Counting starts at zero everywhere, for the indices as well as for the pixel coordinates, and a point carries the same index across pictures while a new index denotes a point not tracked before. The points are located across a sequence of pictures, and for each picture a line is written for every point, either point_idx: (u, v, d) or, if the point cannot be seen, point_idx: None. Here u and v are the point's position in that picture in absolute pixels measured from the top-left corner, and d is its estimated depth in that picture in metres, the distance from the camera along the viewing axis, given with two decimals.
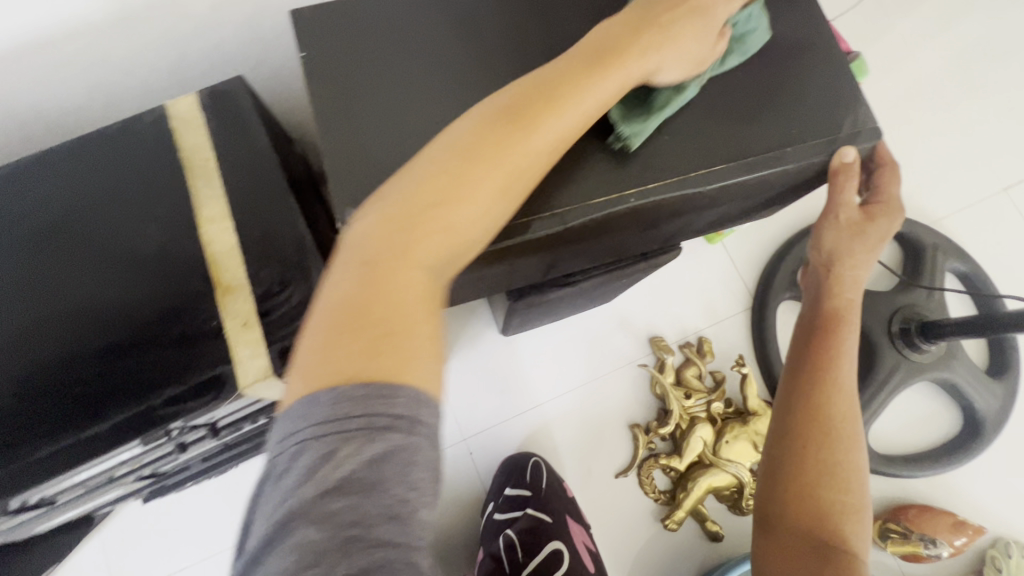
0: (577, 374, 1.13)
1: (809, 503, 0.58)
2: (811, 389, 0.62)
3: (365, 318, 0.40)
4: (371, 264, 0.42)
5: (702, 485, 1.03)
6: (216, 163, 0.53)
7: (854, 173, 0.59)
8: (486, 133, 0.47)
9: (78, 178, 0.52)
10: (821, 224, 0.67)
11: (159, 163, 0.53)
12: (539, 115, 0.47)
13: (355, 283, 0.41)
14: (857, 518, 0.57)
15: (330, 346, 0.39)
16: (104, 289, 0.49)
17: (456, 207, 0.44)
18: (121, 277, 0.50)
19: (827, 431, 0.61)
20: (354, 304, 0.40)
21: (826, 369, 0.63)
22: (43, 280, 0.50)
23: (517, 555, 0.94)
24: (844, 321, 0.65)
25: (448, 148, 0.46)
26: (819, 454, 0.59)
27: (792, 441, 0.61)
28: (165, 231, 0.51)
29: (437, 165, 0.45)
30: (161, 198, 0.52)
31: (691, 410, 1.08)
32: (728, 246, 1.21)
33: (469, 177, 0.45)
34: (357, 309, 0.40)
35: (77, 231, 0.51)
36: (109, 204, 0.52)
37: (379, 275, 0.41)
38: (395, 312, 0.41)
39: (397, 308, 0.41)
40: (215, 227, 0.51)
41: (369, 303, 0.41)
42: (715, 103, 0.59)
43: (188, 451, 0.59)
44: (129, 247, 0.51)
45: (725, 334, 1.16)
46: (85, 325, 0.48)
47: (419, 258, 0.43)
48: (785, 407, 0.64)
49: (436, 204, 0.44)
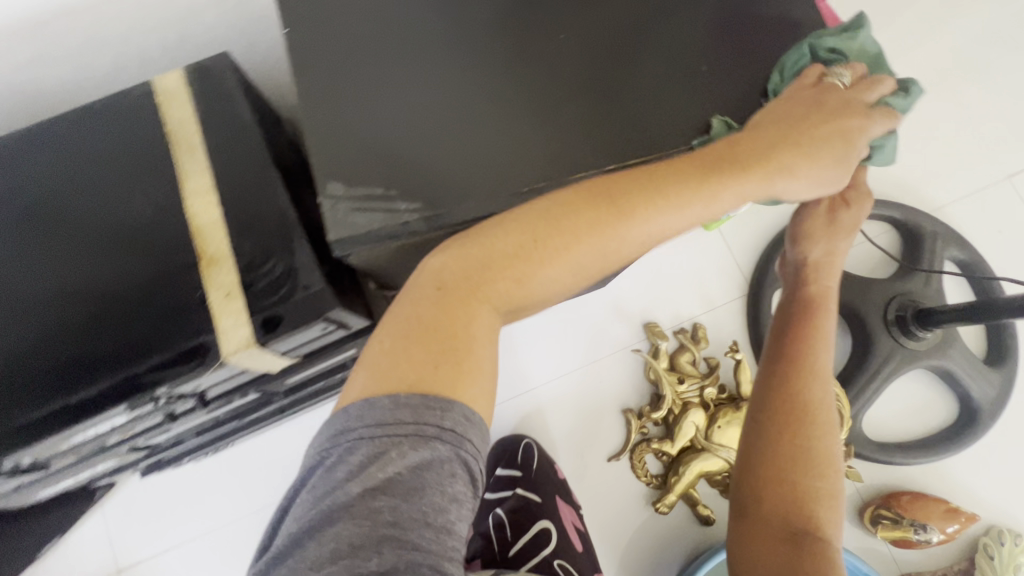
0: (570, 359, 1.13)
1: (785, 488, 0.59)
2: (787, 376, 0.63)
3: (435, 340, 0.48)
4: (465, 293, 0.49)
5: (694, 470, 1.04)
6: (201, 138, 0.54)
7: (848, 144, 0.59)
8: (547, 216, 0.51)
9: (76, 156, 0.55)
10: (797, 211, 0.71)
11: (149, 140, 0.55)
12: (557, 258, 0.50)
13: (421, 324, 0.48)
14: (834, 503, 0.59)
15: (402, 356, 0.47)
16: (99, 261, 0.52)
17: (526, 261, 0.50)
18: (114, 249, 0.52)
19: (804, 417, 0.62)
20: (431, 333, 0.48)
21: (804, 356, 0.64)
22: (43, 252, 0.53)
23: (506, 534, 1.01)
24: (821, 306, 0.68)
25: (540, 214, 0.51)
26: (795, 440, 0.61)
27: (769, 427, 0.62)
28: (154, 205, 0.53)
29: (547, 221, 0.51)
30: (150, 174, 0.54)
31: (684, 395, 1.08)
32: (725, 233, 1.20)
33: (485, 316, 0.49)
34: (437, 336, 0.48)
35: (74, 206, 0.54)
36: (104, 180, 0.54)
37: (454, 325, 0.49)
38: (468, 356, 0.48)
39: (456, 356, 0.48)
40: (199, 202, 0.53)
41: (445, 335, 0.48)
42: None
43: (181, 421, 0.62)
44: (122, 221, 0.53)
45: (720, 321, 1.16)
46: (80, 294, 0.51)
47: (493, 293, 0.50)
48: (762, 393, 0.65)
49: (512, 260, 0.50)
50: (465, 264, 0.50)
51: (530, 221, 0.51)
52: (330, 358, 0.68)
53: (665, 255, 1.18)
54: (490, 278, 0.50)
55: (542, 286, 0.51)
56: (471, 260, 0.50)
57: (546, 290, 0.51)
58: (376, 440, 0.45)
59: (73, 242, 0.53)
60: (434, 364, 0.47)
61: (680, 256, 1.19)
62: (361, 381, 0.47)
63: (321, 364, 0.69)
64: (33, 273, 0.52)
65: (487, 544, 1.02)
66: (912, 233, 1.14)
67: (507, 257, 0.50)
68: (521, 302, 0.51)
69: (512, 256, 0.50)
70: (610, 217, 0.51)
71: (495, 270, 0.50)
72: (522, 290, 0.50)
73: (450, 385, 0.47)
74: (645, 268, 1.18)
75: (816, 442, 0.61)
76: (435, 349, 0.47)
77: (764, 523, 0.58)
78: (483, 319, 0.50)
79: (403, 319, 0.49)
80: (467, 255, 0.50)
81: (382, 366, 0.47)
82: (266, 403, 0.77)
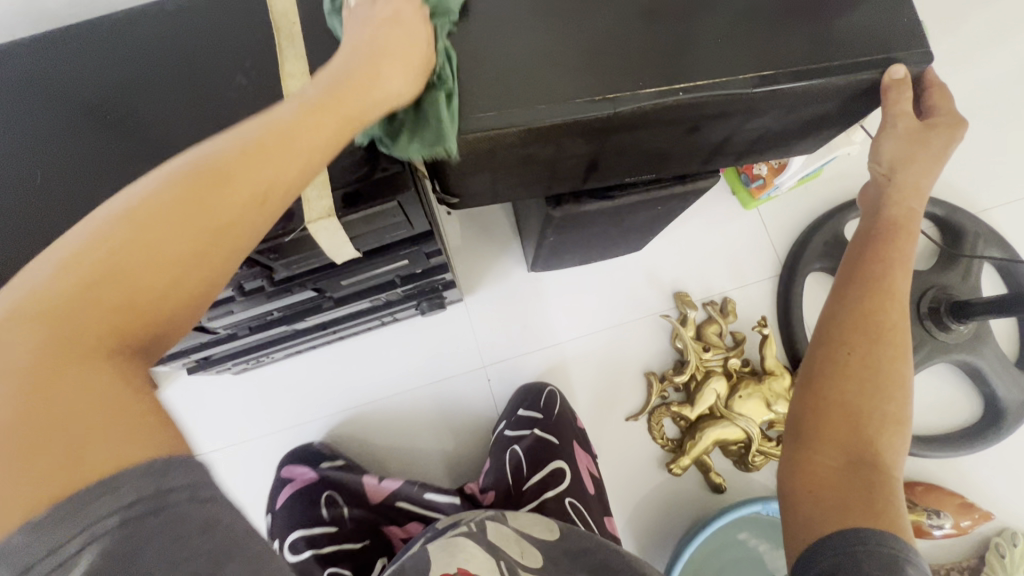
0: (598, 319, 1.16)
1: (846, 414, 0.57)
2: (861, 295, 0.60)
3: (43, 420, 0.30)
4: (130, 313, 0.34)
5: (711, 436, 1.06)
6: (299, 26, 0.58)
7: (905, 88, 0.59)
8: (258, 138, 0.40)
9: (185, 32, 0.59)
10: (876, 137, 0.64)
11: (253, 27, 0.59)
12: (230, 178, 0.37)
13: (26, 393, 0.30)
14: (897, 430, 0.57)
15: (30, 351, 0.31)
16: (200, 128, 0.57)
17: (239, 174, 0.38)
18: (215, 119, 0.57)
19: (875, 338, 0.59)
20: (47, 412, 0.31)
21: (882, 276, 0.60)
22: (148, 115, 0.57)
23: (522, 471, 1.00)
24: (904, 229, 0.62)
25: (233, 155, 0.39)
26: (863, 364, 0.58)
27: (837, 349, 0.59)
28: (254, 85, 0.58)
29: (226, 167, 0.37)
30: (252, 57, 0.58)
31: (708, 363, 1.10)
32: (763, 213, 1.21)
33: (198, 210, 0.36)
34: (52, 373, 0.31)
35: (181, 76, 0.58)
36: (209, 58, 0.59)
37: (46, 387, 0.31)
38: (74, 426, 0.31)
39: (83, 417, 0.31)
40: (295, 84, 0.56)
41: (129, 286, 0.34)
42: (772, 13, 0.59)
43: (245, 301, 0.67)
44: (223, 94, 0.57)
45: (750, 297, 1.17)
46: (182, 156, 0.56)
47: (138, 265, 0.34)
48: (832, 317, 0.62)
49: (213, 231, 0.37)
50: (157, 222, 0.35)
51: (178, 178, 0.36)
52: (385, 266, 0.73)
53: (701, 229, 1.20)
54: (106, 274, 0.33)
55: (249, 188, 0.38)
56: (105, 247, 0.34)
57: (179, 269, 0.35)
58: (88, 520, 0.31)
59: (176, 109, 0.57)
60: (51, 397, 0.31)
61: (717, 231, 1.20)
62: (1, 443, 0.30)
63: (376, 272, 0.73)
64: (140, 132, 0.57)
65: (501, 478, 1.01)
66: (952, 231, 1.14)
67: (86, 270, 0.33)
68: (230, 229, 0.37)
69: (93, 269, 0.33)
70: (297, 128, 0.41)
71: (54, 403, 0.31)
72: (214, 205, 0.36)
73: (181, 239, 0.35)
74: (681, 239, 1.19)
75: (885, 365, 0.58)
76: (77, 326, 0.32)
77: (819, 450, 0.56)
78: (27, 315, 0.32)
79: (50, 399, 0.31)
80: (112, 233, 0.34)
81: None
82: (316, 310, 0.82)
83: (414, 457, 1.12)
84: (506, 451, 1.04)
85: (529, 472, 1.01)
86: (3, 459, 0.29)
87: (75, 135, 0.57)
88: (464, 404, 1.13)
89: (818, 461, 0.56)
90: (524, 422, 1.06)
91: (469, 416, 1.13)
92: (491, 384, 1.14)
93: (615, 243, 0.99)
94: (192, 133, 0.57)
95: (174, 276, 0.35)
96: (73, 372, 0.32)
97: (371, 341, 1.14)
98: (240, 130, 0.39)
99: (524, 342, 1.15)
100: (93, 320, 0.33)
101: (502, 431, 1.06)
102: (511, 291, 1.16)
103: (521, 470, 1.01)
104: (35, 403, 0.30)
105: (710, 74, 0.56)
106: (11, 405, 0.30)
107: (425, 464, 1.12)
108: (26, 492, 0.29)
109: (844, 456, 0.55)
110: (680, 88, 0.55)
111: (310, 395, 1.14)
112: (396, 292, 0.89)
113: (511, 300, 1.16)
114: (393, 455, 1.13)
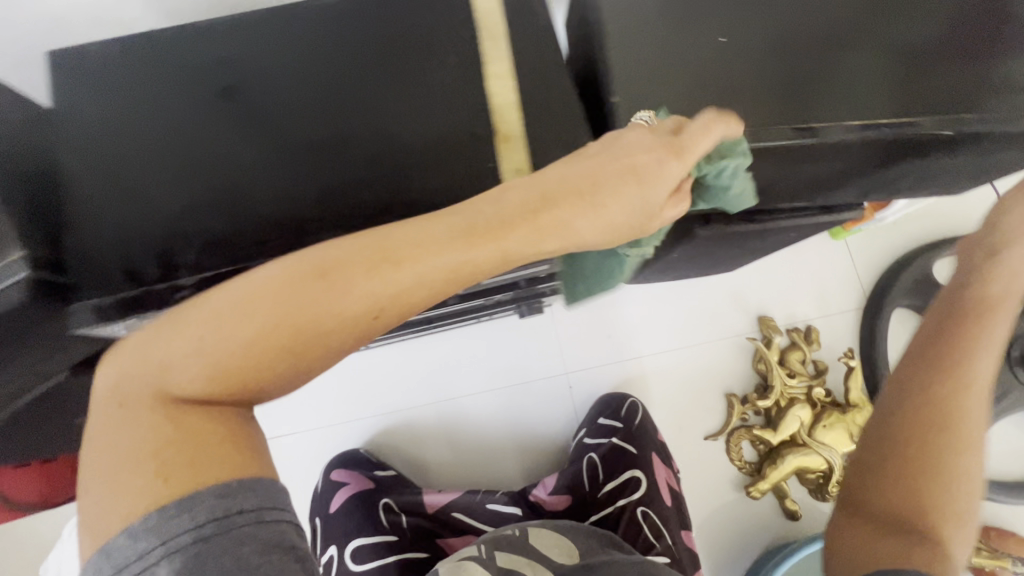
0: (681, 336, 1.16)
1: (933, 450, 0.57)
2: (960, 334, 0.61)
3: (205, 443, 0.37)
4: (295, 342, 0.38)
5: (792, 463, 1.06)
6: (505, 30, 0.62)
7: None
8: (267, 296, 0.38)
9: (393, 21, 0.63)
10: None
11: (456, 24, 0.62)
12: (316, 356, 0.39)
13: (219, 372, 0.38)
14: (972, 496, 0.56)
15: (129, 478, 0.36)
16: (408, 115, 0.60)
17: (350, 278, 0.38)
18: (422, 108, 0.60)
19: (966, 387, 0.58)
20: (196, 433, 0.37)
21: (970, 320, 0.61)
22: (360, 99, 0.61)
23: (599, 477, 1.03)
24: None
25: (235, 305, 0.38)
26: (950, 405, 0.58)
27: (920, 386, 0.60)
28: (461, 78, 0.61)
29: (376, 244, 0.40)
30: (456, 53, 0.62)
31: (791, 391, 1.10)
32: (851, 245, 1.21)
33: (265, 373, 0.38)
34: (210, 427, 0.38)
35: (390, 64, 0.62)
36: (415, 48, 0.62)
37: (192, 453, 0.37)
38: (202, 450, 0.37)
39: (204, 439, 0.37)
40: (499, 84, 0.60)
41: (196, 443, 0.37)
42: (956, 59, 0.61)
43: None
44: (430, 85, 0.61)
45: (834, 327, 1.17)
46: (391, 138, 0.59)
47: (309, 328, 0.38)
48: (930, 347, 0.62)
49: (333, 332, 0.39)
50: (271, 337, 0.37)
51: (274, 305, 0.38)
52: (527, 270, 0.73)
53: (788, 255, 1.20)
54: (290, 333, 0.38)
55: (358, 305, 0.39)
56: (219, 346, 0.37)
57: (309, 318, 0.38)
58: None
59: (384, 95, 0.61)
60: (218, 431, 0.38)
61: (804, 259, 1.20)
62: (90, 509, 0.36)
63: (515, 274, 0.74)
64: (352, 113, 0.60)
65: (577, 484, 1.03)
66: None
67: (277, 334, 0.37)
68: (351, 331, 0.39)
69: (272, 322, 0.37)
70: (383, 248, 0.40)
71: (233, 362, 0.38)
72: (335, 298, 0.38)
73: (214, 474, 0.37)
74: (768, 264, 1.19)
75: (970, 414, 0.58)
76: (270, 345, 0.38)
77: (899, 478, 0.57)
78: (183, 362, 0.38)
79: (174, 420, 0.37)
80: (256, 324, 0.37)
81: (108, 447, 0.37)
82: (438, 307, 0.82)
83: (492, 458, 1.12)
84: (583, 457, 1.05)
85: (605, 480, 1.03)
86: (137, 474, 0.36)
87: (286, 115, 0.60)
88: (544, 409, 1.14)
89: (899, 488, 0.56)
90: (603, 430, 1.06)
91: (547, 421, 1.13)
92: (572, 391, 1.14)
93: (719, 263, 0.99)
94: (401, 119, 0.60)
95: (268, 337, 0.37)
96: (202, 333, 0.38)
97: (455, 339, 1.15)
98: (285, 273, 0.38)
99: (606, 352, 1.15)
100: (240, 343, 0.37)
101: (582, 438, 1.06)
102: (597, 301, 1.16)
103: (597, 477, 1.04)
104: (223, 382, 0.38)
105: (835, 114, 0.59)
106: (148, 411, 0.37)
107: (503, 467, 1.12)
108: (127, 487, 0.36)
109: (926, 492, 0.55)
110: (882, 125, 0.59)
111: (391, 388, 1.14)
112: (511, 295, 0.89)
113: (597, 309, 1.16)
114: (469, 454, 1.13)
